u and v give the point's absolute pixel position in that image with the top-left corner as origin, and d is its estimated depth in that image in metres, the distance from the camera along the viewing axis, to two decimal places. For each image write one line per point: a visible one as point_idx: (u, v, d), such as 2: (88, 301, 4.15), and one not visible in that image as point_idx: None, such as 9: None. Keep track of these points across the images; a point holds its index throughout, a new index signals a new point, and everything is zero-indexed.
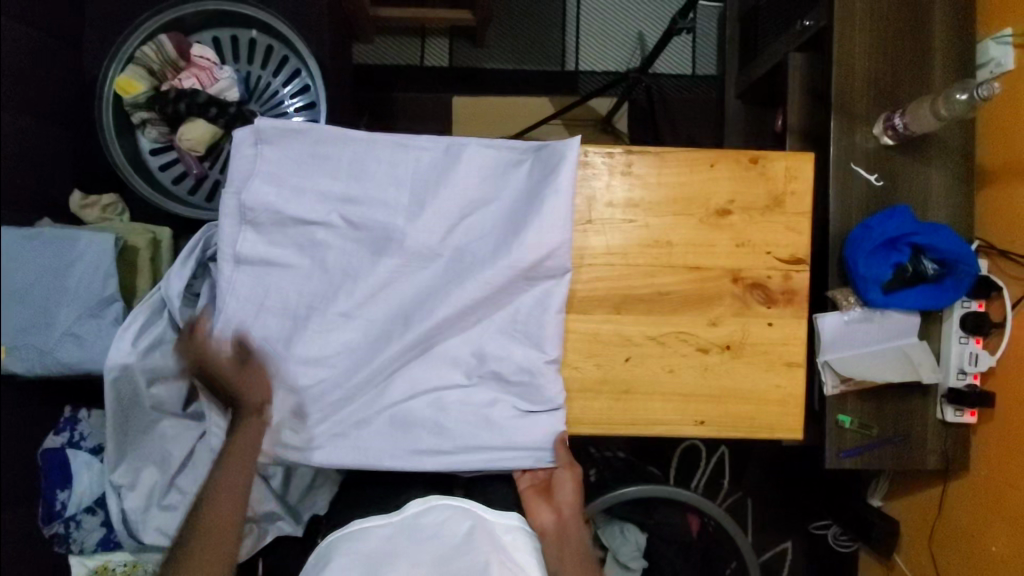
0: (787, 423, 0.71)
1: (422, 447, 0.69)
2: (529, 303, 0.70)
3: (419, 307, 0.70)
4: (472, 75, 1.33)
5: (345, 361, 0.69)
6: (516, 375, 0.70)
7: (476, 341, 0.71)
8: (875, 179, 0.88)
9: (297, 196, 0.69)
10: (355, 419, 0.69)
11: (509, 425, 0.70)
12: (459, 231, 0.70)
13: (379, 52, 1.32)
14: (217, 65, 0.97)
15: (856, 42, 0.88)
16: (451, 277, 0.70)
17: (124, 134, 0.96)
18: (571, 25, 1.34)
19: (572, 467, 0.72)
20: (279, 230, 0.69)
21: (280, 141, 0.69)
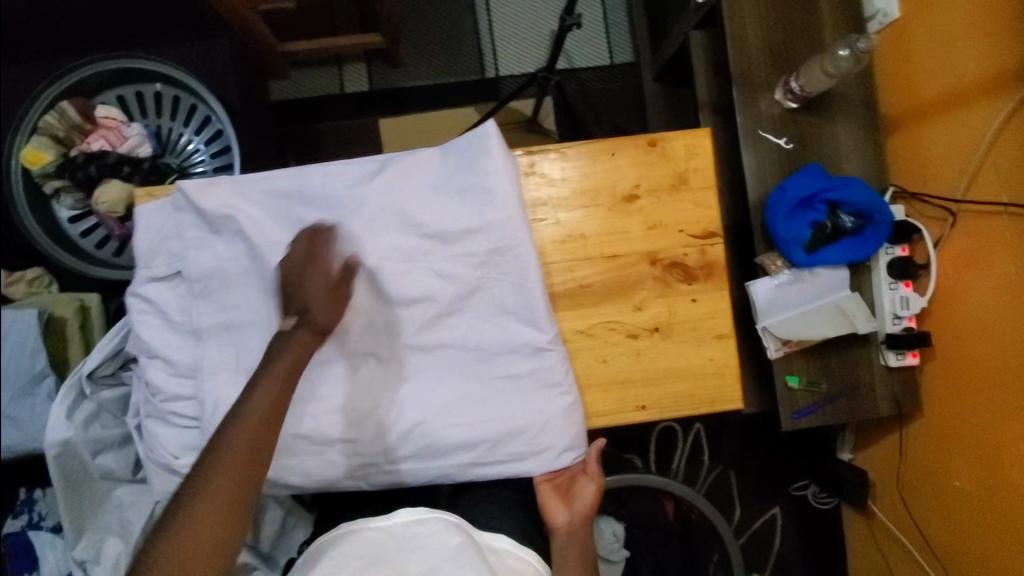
0: (726, 395, 0.72)
1: (448, 455, 0.70)
2: (508, 291, 0.70)
3: (395, 322, 0.70)
4: (395, 95, 1.34)
5: (340, 392, 0.70)
6: (511, 368, 0.71)
7: (464, 343, 0.70)
8: (784, 143, 0.90)
9: (231, 251, 0.69)
10: (375, 449, 0.69)
11: (526, 415, 0.70)
12: (423, 240, 0.70)
13: (297, 87, 1.32)
14: (124, 122, 0.96)
15: (746, 13, 0.90)
16: (423, 292, 0.70)
17: (38, 207, 0.94)
18: (485, 34, 1.35)
19: (598, 475, 0.73)
20: (222, 291, 0.69)
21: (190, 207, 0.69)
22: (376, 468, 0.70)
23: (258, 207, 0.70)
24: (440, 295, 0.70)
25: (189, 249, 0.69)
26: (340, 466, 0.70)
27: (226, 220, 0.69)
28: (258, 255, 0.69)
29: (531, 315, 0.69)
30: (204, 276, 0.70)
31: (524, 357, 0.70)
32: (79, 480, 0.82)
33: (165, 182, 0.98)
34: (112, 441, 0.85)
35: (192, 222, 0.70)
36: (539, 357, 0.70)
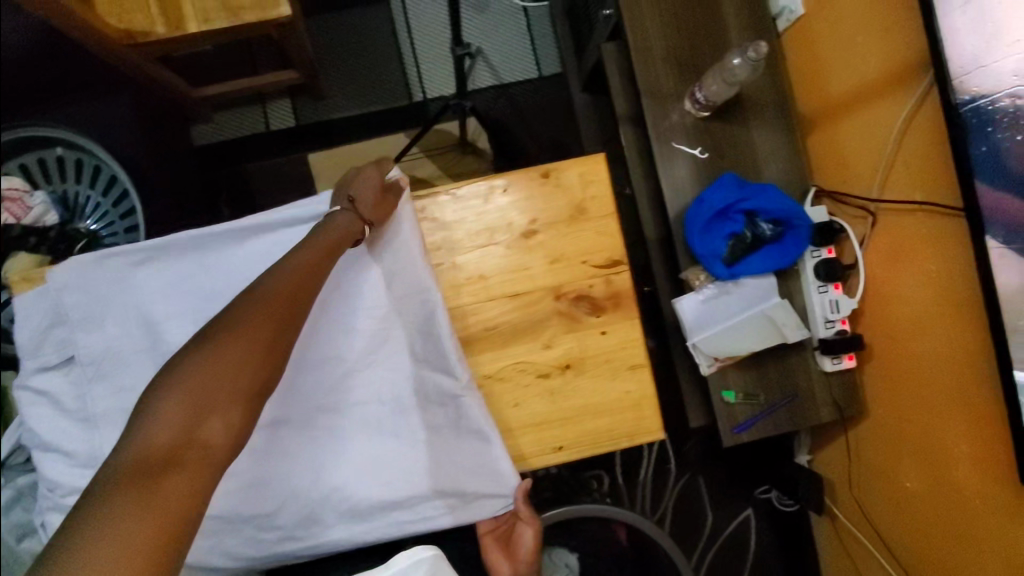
0: (647, 426, 0.70)
1: (372, 515, 0.68)
2: (419, 340, 0.68)
3: (304, 385, 0.67)
4: (322, 128, 1.31)
5: (248, 462, 0.66)
6: (428, 418, 0.69)
7: (378, 397, 0.68)
8: (700, 153, 0.87)
9: (127, 325, 0.68)
10: (293, 517, 0.66)
11: (449, 463, 0.69)
12: (324, 297, 0.67)
13: (220, 129, 1.29)
14: (27, 192, 0.93)
15: (648, 23, 0.87)
16: (330, 350, 0.67)
17: None
18: (408, 57, 1.33)
19: (532, 518, 0.70)
20: (123, 367, 0.68)
21: (79, 283, 0.68)
22: (296, 539, 0.67)
23: (154, 277, 0.69)
24: (348, 351, 0.68)
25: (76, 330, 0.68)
26: (259, 538, 0.67)
27: (120, 295, 0.68)
28: (158, 326, 0.68)
29: (442, 363, 0.66)
30: (96, 356, 0.68)
31: (441, 406, 0.68)
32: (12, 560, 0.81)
33: (76, 248, 0.93)
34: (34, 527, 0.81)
35: (79, 299, 0.68)
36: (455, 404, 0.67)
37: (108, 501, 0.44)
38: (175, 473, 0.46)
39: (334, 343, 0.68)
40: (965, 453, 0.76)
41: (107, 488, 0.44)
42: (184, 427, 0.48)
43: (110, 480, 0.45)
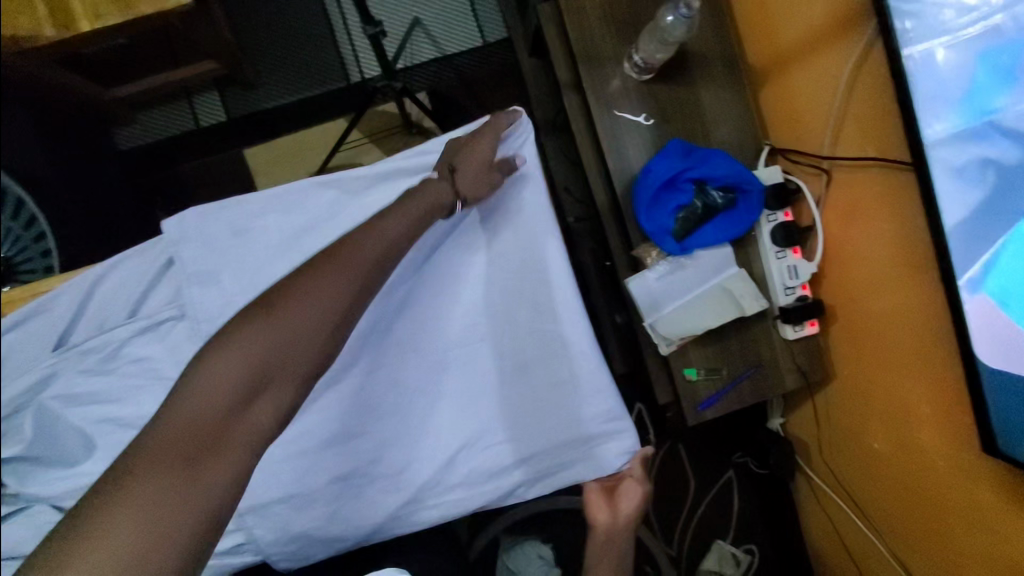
0: (602, 423, 0.64)
1: (497, 476, 0.64)
2: (542, 294, 0.63)
3: (371, 354, 0.62)
4: (256, 119, 1.23)
5: (376, 423, 0.62)
6: (557, 376, 0.64)
7: (507, 354, 0.63)
8: (644, 120, 0.82)
9: (232, 285, 0.62)
10: (416, 484, 0.62)
11: (572, 423, 0.64)
12: (447, 242, 0.63)
13: (147, 130, 1.21)
14: None
15: None
16: (398, 313, 0.62)
17: None
18: (340, 34, 1.23)
19: (640, 479, 0.63)
20: None
21: (189, 238, 0.62)
22: (419, 504, 0.63)
23: (265, 230, 0.63)
24: (472, 298, 0.63)
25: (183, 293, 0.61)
26: (383, 506, 0.62)
27: (225, 254, 0.62)
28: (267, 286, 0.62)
29: (565, 315, 0.63)
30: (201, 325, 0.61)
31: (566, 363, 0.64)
32: None
33: None
34: None
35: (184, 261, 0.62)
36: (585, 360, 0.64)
37: (147, 472, 0.44)
38: (211, 458, 0.46)
39: (410, 306, 0.63)
40: (928, 414, 0.75)
41: (145, 464, 0.44)
42: (228, 401, 0.47)
43: (151, 449, 0.45)
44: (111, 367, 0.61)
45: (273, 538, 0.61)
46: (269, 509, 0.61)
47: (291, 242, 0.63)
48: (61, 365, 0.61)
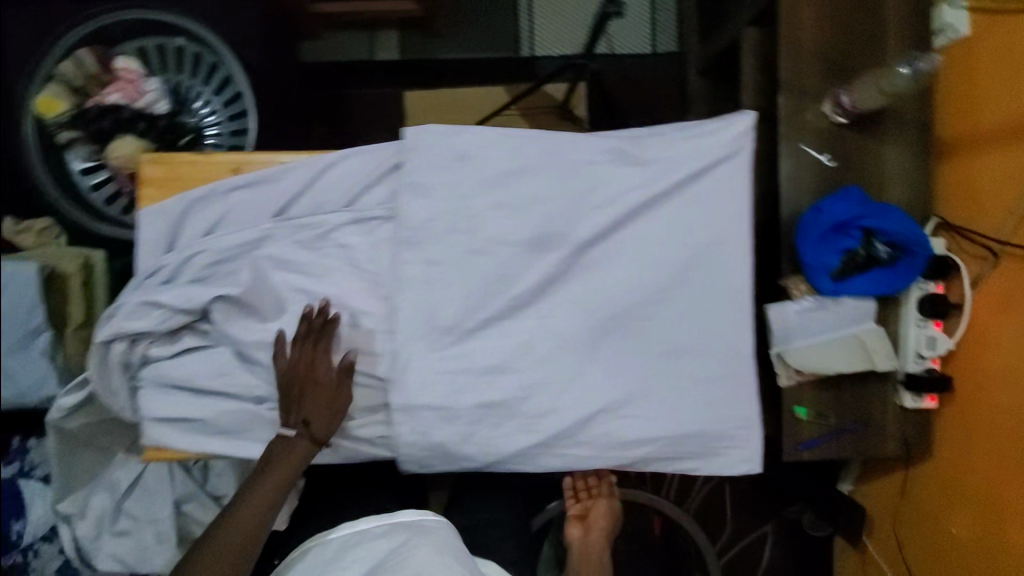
0: (740, 425, 0.65)
1: (627, 446, 0.65)
2: (717, 288, 0.65)
3: (548, 301, 0.64)
4: (426, 67, 1.30)
5: (532, 364, 0.64)
6: (709, 369, 0.65)
7: (668, 336, 0.65)
8: (826, 160, 0.84)
9: (440, 203, 0.64)
10: (553, 429, 0.64)
11: (710, 417, 0.65)
12: (645, 214, 0.64)
13: (328, 49, 1.27)
14: (143, 76, 0.93)
15: (804, 13, 0.83)
16: (582, 268, 0.64)
17: (50, 157, 0.91)
18: (525, 9, 1.30)
19: (609, 492, 0.89)
20: (436, 245, 0.64)
21: (418, 150, 0.64)
22: (548, 448, 0.65)
23: (485, 162, 0.64)
24: (654, 273, 0.64)
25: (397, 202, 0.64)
26: (514, 441, 0.64)
27: (446, 172, 0.64)
28: (468, 211, 0.64)
29: (734, 312, 0.65)
30: (399, 233, 0.64)
31: (720, 358, 0.65)
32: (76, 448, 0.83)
33: (181, 142, 0.95)
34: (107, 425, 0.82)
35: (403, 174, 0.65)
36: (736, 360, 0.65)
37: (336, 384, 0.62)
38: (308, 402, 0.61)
39: (595, 267, 0.64)
40: None
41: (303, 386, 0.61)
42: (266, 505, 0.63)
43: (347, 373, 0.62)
44: (316, 247, 0.65)
45: (414, 440, 0.64)
46: (413, 413, 0.63)
47: (501, 178, 0.64)
48: (275, 231, 0.64)
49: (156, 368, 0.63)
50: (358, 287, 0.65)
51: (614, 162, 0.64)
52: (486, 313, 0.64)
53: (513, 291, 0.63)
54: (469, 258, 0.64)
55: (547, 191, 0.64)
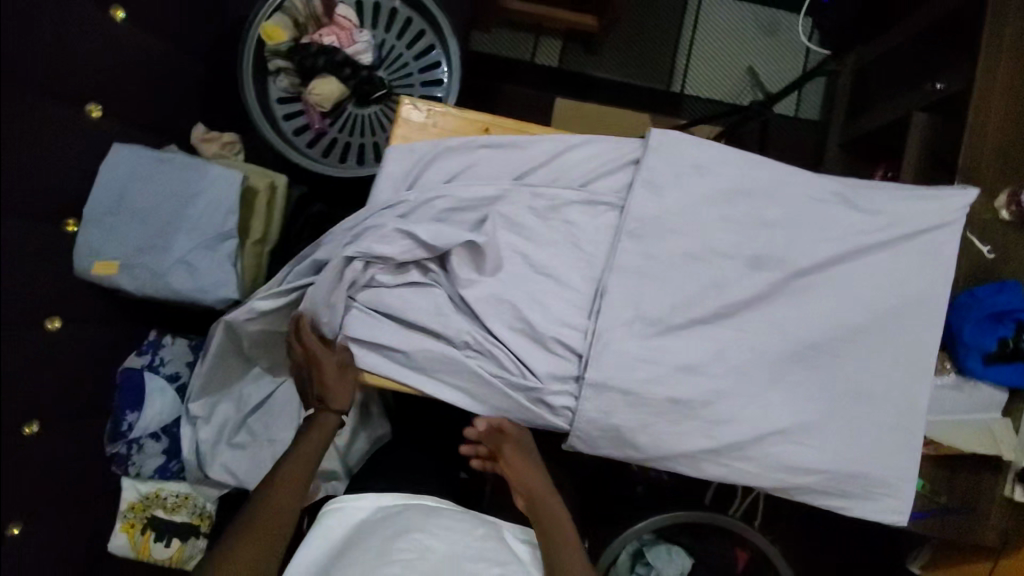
0: (897, 476, 0.68)
1: (792, 470, 0.67)
2: (906, 344, 0.68)
3: (747, 317, 0.67)
4: (579, 80, 1.36)
5: (722, 372, 0.66)
6: (882, 415, 0.68)
7: (850, 376, 0.68)
8: (986, 251, 0.88)
9: (669, 204, 0.68)
10: (729, 439, 0.66)
11: (872, 461, 0.68)
12: (855, 262, 0.67)
13: (493, 43, 1.35)
14: (357, 28, 1.00)
15: (992, 109, 0.88)
16: (786, 294, 0.67)
17: (258, 81, 0.98)
18: (683, 49, 1.36)
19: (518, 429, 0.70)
20: (657, 241, 0.68)
21: (660, 152, 0.69)
22: (717, 455, 0.66)
23: (717, 176, 0.68)
24: (852, 317, 0.67)
25: (632, 192, 0.68)
26: (686, 443, 0.66)
27: (681, 177, 0.68)
28: (693, 218, 0.68)
29: (918, 369, 0.67)
30: (626, 223, 0.68)
31: (893, 407, 0.68)
32: (226, 359, 0.85)
33: (374, 94, 1.00)
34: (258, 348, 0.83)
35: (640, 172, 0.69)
36: (909, 412, 0.68)
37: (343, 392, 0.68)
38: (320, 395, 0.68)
39: (801, 295, 0.67)
40: None
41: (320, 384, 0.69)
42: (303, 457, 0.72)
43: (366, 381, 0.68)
44: (546, 217, 0.69)
45: (591, 418, 0.66)
46: (601, 391, 0.66)
47: (732, 195, 0.68)
48: (511, 193, 0.68)
49: (378, 294, 0.67)
50: (575, 262, 0.69)
51: (838, 205, 0.68)
52: (691, 315, 0.67)
53: (719, 300, 0.67)
54: (685, 260, 0.68)
55: (772, 216, 0.67)
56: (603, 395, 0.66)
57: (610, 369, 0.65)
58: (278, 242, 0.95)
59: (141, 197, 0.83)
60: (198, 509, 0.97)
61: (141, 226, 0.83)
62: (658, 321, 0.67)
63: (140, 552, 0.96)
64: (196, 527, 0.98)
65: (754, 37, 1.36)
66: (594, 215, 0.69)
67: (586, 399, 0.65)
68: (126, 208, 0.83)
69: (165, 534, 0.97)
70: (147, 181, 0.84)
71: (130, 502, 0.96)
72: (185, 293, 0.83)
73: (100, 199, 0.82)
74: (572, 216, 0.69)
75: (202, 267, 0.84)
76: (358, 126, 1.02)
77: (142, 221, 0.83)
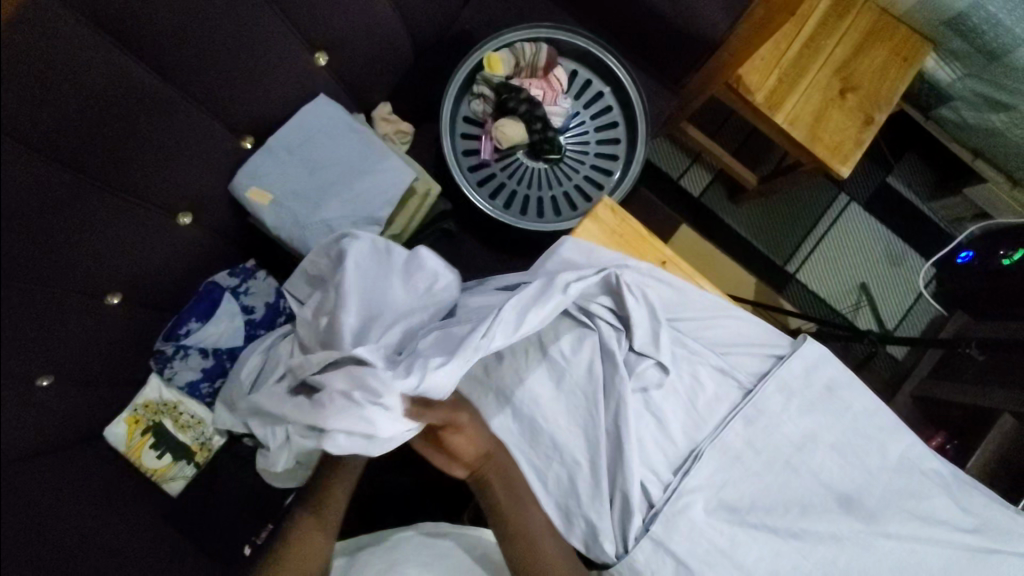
0: None
1: None
2: None
3: (817, 550, 0.68)
4: (709, 218, 1.41)
5: None
6: None
7: None
8: None
9: (791, 409, 0.70)
10: None
11: None
12: (934, 548, 0.68)
13: (652, 150, 1.41)
14: (562, 93, 1.05)
15: None
16: (863, 548, 0.68)
17: (457, 95, 1.03)
18: (812, 239, 1.42)
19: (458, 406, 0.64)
20: (764, 435, 0.69)
21: (807, 360, 0.71)
22: None
23: (843, 406, 0.71)
24: None
25: (763, 383, 0.70)
26: None
27: (811, 390, 0.71)
28: (805, 432, 0.70)
29: None
30: (748, 411, 0.70)
31: None
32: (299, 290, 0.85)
33: (547, 155, 1.04)
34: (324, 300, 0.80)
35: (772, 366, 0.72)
36: None
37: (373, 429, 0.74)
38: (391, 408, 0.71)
39: (875, 555, 0.68)
40: None
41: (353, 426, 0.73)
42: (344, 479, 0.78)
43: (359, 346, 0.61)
44: (679, 364, 0.71)
45: (638, 568, 0.66)
46: (658, 549, 0.66)
47: (849, 432, 0.70)
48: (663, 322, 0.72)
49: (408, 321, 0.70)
50: (686, 417, 0.71)
51: (940, 488, 0.70)
52: (766, 522, 0.67)
53: (801, 522, 0.67)
54: (784, 468, 0.69)
55: (878, 468, 0.70)
56: (660, 555, 0.66)
57: (675, 537, 0.66)
58: (405, 239, 0.99)
59: (320, 149, 0.87)
60: (203, 437, 0.99)
61: (307, 175, 0.87)
62: (734, 510, 0.68)
63: (131, 451, 0.92)
64: (192, 453, 0.98)
65: (878, 259, 1.41)
66: (719, 385, 0.72)
67: (640, 547, 0.66)
68: (303, 152, 0.87)
69: (162, 445, 0.94)
70: (336, 140, 0.88)
71: (147, 399, 0.94)
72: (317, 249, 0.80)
73: (287, 134, 0.86)
74: (699, 375, 0.71)
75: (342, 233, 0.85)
76: (520, 174, 1.06)
77: (308, 169, 0.87)
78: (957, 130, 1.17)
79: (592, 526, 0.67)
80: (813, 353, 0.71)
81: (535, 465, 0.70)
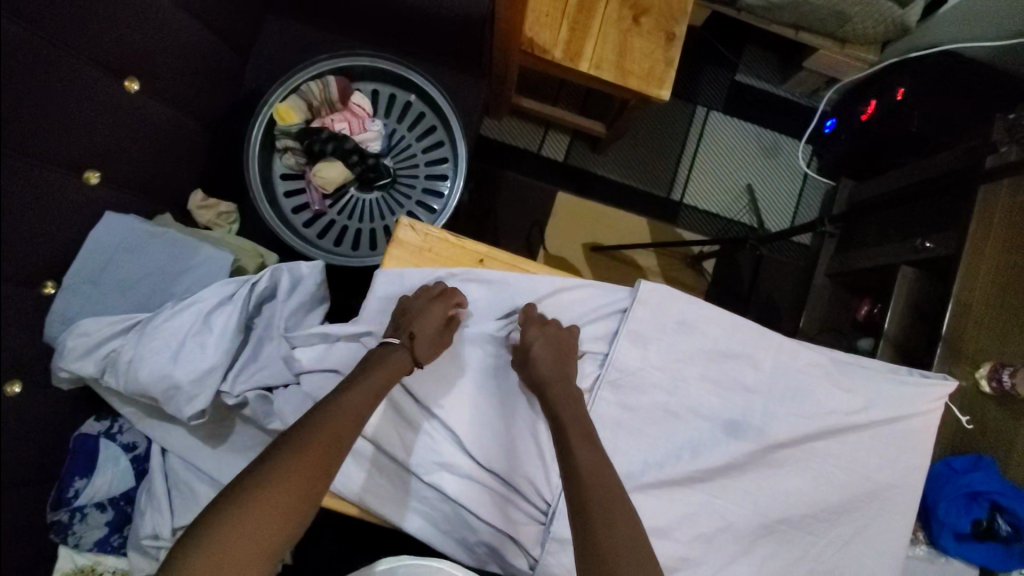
0: None
1: None
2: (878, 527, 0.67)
3: (724, 484, 0.66)
4: (583, 177, 1.38)
5: (696, 539, 0.65)
6: None
7: (820, 551, 0.67)
8: (965, 420, 0.86)
9: (651, 355, 0.68)
10: None
11: None
12: (830, 438, 0.68)
13: (502, 131, 1.38)
14: (370, 116, 1.02)
15: (980, 274, 0.86)
16: (767, 465, 0.67)
17: (265, 157, 0.99)
18: (687, 158, 1.40)
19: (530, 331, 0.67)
20: (635, 393, 0.67)
21: (652, 302, 0.68)
22: None
23: (702, 333, 0.69)
24: (823, 492, 0.67)
25: (617, 342, 0.68)
26: None
27: (666, 331, 0.69)
28: (675, 376, 0.68)
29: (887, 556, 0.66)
30: (610, 376, 0.67)
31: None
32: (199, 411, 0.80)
33: (377, 182, 1.01)
34: (199, 386, 0.79)
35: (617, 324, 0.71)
36: None
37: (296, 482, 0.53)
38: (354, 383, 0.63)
39: (781, 467, 0.67)
40: None
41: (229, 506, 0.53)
42: None
43: (195, 345, 0.80)
44: None
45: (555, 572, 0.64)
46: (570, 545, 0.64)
47: (717, 356, 0.69)
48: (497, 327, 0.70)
49: (177, 358, 0.79)
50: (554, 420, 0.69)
51: (824, 377, 0.68)
52: (664, 476, 0.65)
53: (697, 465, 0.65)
54: (666, 416, 0.67)
55: (754, 382, 0.68)
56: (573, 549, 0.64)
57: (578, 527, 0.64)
58: None
59: (125, 270, 0.84)
60: None
61: (123, 297, 0.84)
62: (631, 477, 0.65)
63: None
64: None
65: (756, 157, 1.41)
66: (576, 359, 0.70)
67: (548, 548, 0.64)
68: (107, 279, 0.83)
69: None
70: (138, 254, 0.85)
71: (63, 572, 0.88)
72: (90, 354, 0.77)
73: (83, 266, 0.81)
74: None
75: (67, 350, 0.76)
76: (357, 210, 1.02)
77: (122, 291, 0.84)
78: (769, 12, 1.15)
79: (480, 544, 0.68)
80: (656, 293, 0.69)
81: (418, 506, 0.69)
